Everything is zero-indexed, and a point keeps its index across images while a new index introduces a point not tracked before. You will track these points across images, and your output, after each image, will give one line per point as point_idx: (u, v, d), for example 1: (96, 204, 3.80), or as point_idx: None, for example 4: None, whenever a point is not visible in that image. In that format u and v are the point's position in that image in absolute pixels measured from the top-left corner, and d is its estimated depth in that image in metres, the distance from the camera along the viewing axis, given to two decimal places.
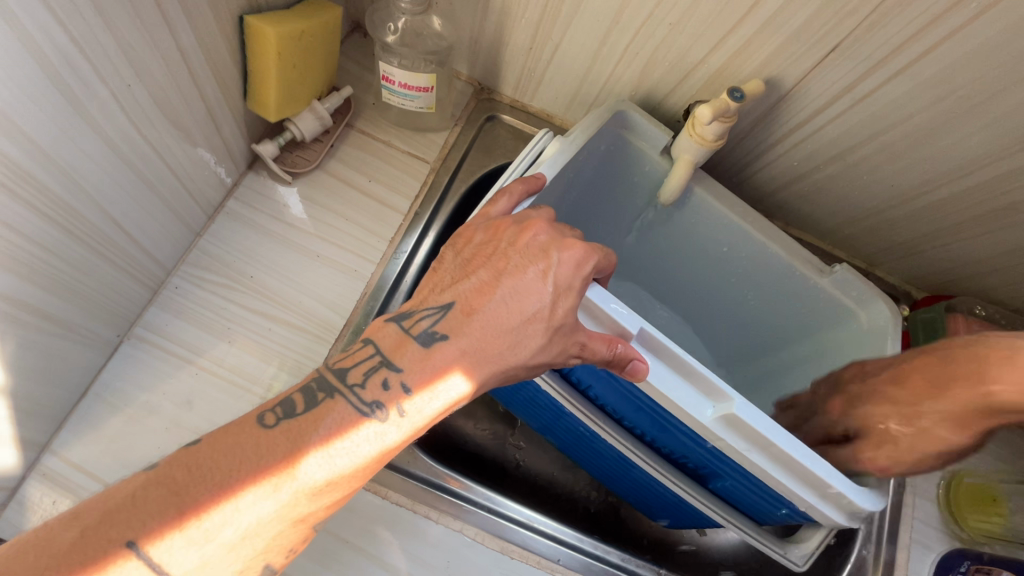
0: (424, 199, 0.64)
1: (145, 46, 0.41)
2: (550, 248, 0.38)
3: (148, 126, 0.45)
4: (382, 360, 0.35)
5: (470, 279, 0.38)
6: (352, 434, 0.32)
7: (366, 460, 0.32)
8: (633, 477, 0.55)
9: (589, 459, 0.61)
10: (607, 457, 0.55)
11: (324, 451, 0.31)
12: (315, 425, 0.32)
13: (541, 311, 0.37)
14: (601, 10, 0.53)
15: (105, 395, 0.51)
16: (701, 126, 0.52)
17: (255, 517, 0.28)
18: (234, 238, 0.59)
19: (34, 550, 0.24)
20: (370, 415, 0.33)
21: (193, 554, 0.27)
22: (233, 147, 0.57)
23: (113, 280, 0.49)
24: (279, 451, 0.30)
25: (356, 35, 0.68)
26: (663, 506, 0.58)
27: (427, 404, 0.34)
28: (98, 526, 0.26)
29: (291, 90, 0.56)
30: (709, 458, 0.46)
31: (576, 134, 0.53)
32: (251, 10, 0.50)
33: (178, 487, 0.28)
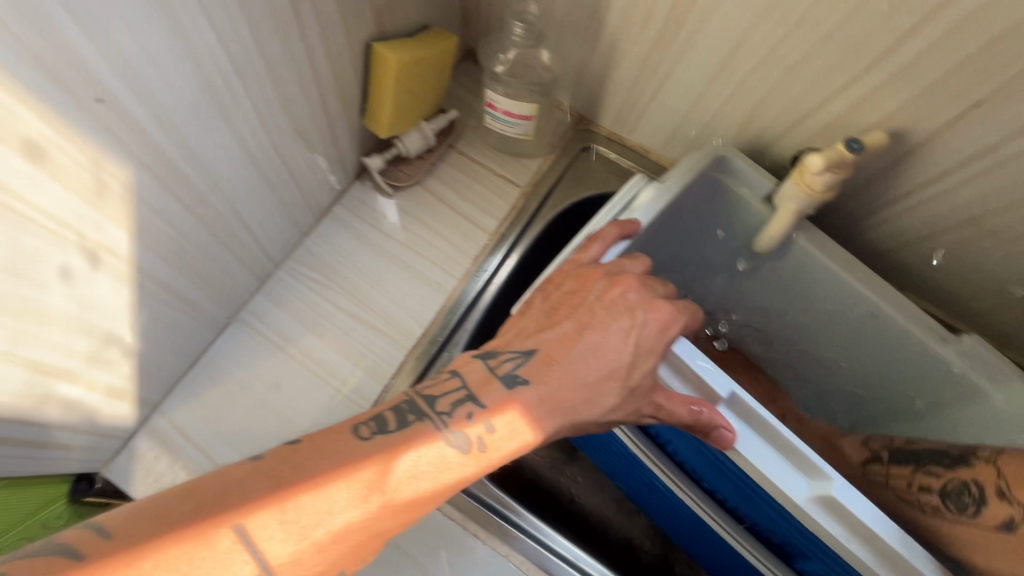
0: (511, 221, 0.66)
1: (287, 66, 0.46)
2: (637, 309, 0.40)
3: (279, 136, 0.50)
4: (467, 394, 0.37)
5: (553, 329, 0.39)
6: (436, 456, 0.34)
7: (444, 485, 0.33)
8: (706, 539, 0.53)
9: (658, 510, 0.59)
10: (682, 517, 0.53)
11: (409, 467, 0.33)
12: (404, 445, 0.33)
13: (620, 368, 0.38)
14: (712, 50, 0.52)
15: (208, 369, 0.57)
16: (809, 176, 0.49)
17: (344, 519, 0.30)
18: (335, 240, 0.64)
19: (154, 516, 0.27)
20: (453, 445, 0.34)
21: (285, 545, 0.29)
22: (346, 158, 0.63)
23: (231, 268, 0.55)
24: (372, 462, 0.32)
25: (467, 62, 0.72)
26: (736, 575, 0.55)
27: (507, 441, 0.35)
28: (208, 502, 0.28)
29: (404, 112, 0.60)
30: (797, 536, 0.43)
31: (673, 181, 0.52)
32: (379, 38, 0.55)
33: (281, 480, 0.30)
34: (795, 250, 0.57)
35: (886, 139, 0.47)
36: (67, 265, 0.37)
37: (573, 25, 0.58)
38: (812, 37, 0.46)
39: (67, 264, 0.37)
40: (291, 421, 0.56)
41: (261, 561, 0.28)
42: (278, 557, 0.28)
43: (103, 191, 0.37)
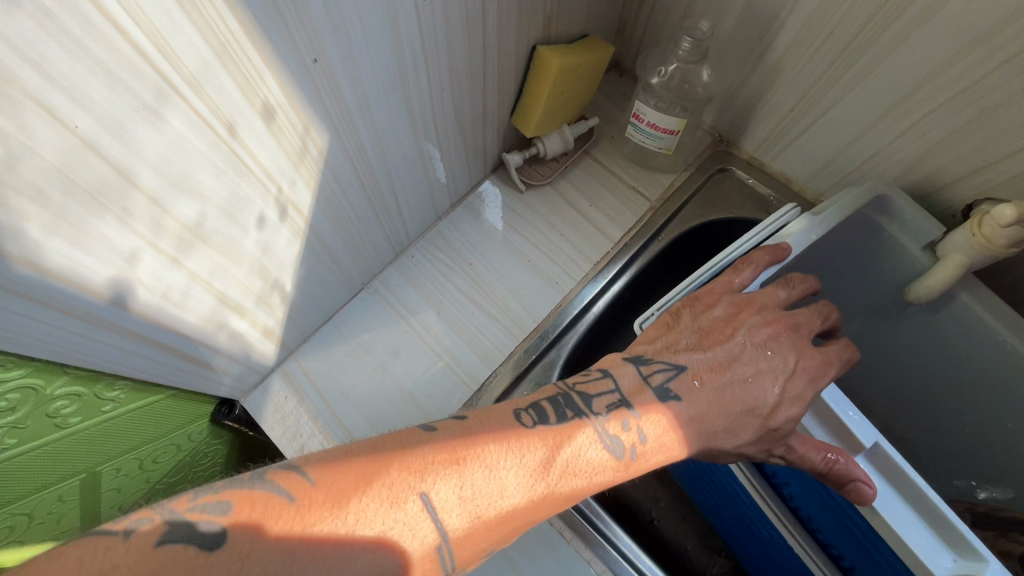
0: (636, 232, 0.66)
1: (463, 60, 0.50)
2: (789, 354, 0.44)
3: (441, 122, 0.54)
4: (621, 399, 0.41)
5: (705, 352, 0.44)
6: (590, 458, 0.38)
7: (594, 482, 0.37)
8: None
9: (753, 556, 0.56)
10: (784, 566, 0.51)
11: (569, 460, 0.36)
12: (567, 438, 0.37)
13: (761, 408, 0.41)
14: (890, 83, 0.49)
15: (339, 326, 0.63)
16: (988, 226, 0.45)
17: (511, 500, 0.33)
18: (465, 227, 0.67)
19: (361, 469, 0.30)
20: (607, 446, 0.38)
21: (461, 518, 0.31)
22: (488, 152, 0.66)
23: (376, 238, 0.59)
24: (541, 449, 0.36)
25: (612, 73, 0.74)
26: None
27: (651, 455, 0.39)
28: (403, 462, 0.31)
29: (551, 114, 0.62)
30: None
31: (828, 214, 0.50)
32: (544, 43, 0.58)
33: (463, 454, 0.33)
34: (956, 305, 0.53)
35: None
36: (263, 215, 0.43)
37: (737, 45, 0.58)
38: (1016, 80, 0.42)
39: (263, 213, 0.43)
40: (405, 387, 0.59)
41: (441, 531, 0.30)
42: (455, 530, 0.31)
43: (303, 154, 0.42)
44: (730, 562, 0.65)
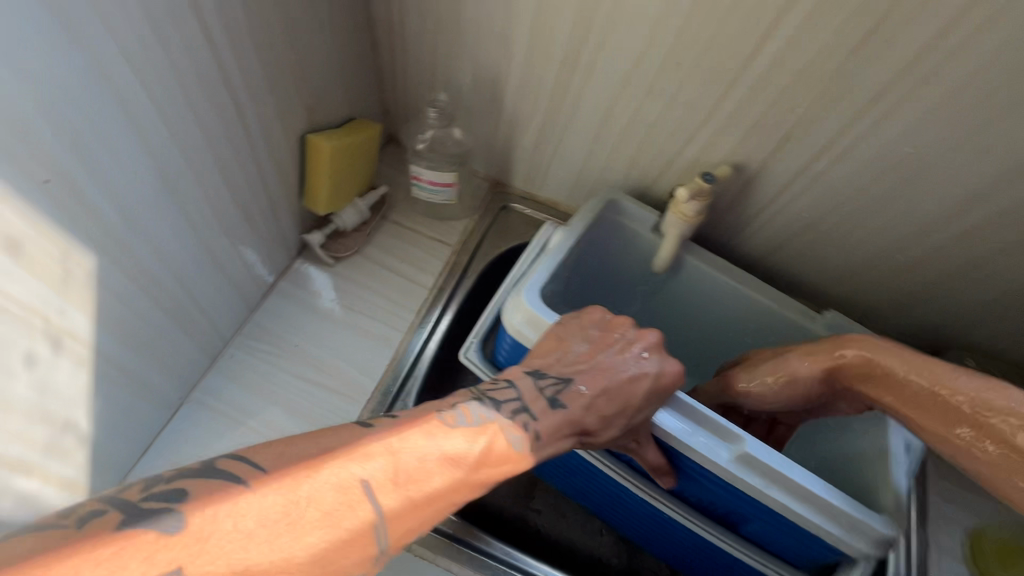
0: (447, 275, 0.73)
1: (231, 159, 0.53)
2: (639, 340, 0.48)
3: (226, 218, 0.55)
4: (524, 402, 0.44)
5: (574, 360, 0.47)
6: (506, 446, 0.42)
7: (506, 466, 0.42)
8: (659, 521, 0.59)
9: (613, 511, 0.64)
10: (640, 513, 0.59)
11: (490, 446, 0.41)
12: (485, 432, 0.41)
13: (630, 403, 0.45)
14: (590, 118, 0.65)
15: (163, 451, 0.57)
16: (678, 207, 0.62)
17: (435, 484, 0.37)
18: (283, 312, 0.68)
19: (305, 463, 0.33)
20: (520, 431, 0.43)
21: (394, 500, 0.35)
22: (288, 237, 0.68)
23: (184, 346, 0.57)
24: (462, 440, 0.40)
25: (391, 145, 0.82)
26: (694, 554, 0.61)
27: (557, 437, 0.45)
28: (341, 457, 0.34)
29: (338, 190, 0.67)
30: (734, 500, 0.50)
31: (577, 224, 0.63)
32: (312, 130, 0.63)
33: (395, 448, 0.36)
34: (688, 267, 0.69)
35: (731, 172, 0.60)
36: (33, 352, 0.39)
37: (478, 107, 0.70)
38: (659, 104, 0.59)
39: (31, 351, 0.39)
40: None
41: (377, 511, 0.34)
42: (389, 509, 0.34)
43: (68, 279, 0.40)
44: (613, 537, 0.72)
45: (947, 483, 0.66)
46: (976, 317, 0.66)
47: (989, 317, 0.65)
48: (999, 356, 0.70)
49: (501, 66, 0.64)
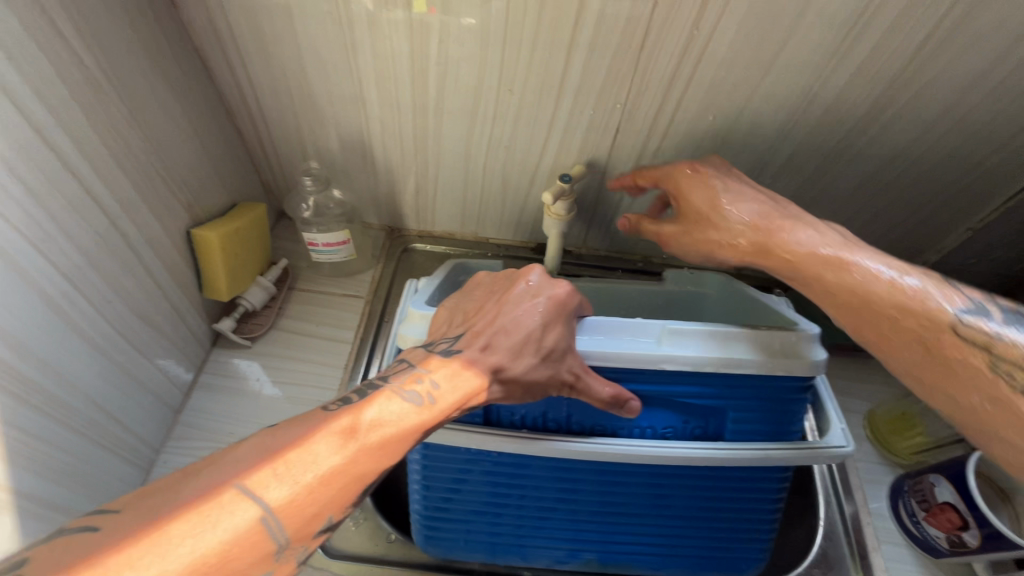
0: (366, 326, 0.76)
1: (119, 270, 0.54)
2: (523, 278, 0.50)
3: (127, 328, 0.56)
4: (412, 370, 0.44)
5: (469, 322, 0.48)
6: (396, 412, 0.40)
7: (403, 431, 0.39)
8: (649, 494, 0.55)
9: (609, 523, 0.58)
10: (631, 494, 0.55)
11: (378, 414, 0.39)
12: (369, 406, 0.40)
13: (530, 332, 0.46)
14: (455, 153, 0.71)
15: None
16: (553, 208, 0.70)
17: (319, 466, 0.35)
18: (210, 405, 0.68)
19: (171, 490, 0.34)
20: (407, 397, 0.41)
21: (270, 493, 0.34)
22: (197, 331, 0.69)
23: (111, 466, 0.56)
24: (341, 419, 0.38)
25: (281, 220, 0.85)
26: (706, 515, 0.57)
27: (451, 392, 0.42)
28: (208, 474, 0.34)
29: (238, 274, 0.69)
30: (702, 391, 0.52)
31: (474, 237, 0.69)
32: (196, 225, 0.65)
33: (266, 449, 0.36)
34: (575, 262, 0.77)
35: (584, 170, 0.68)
36: None
37: (353, 166, 0.75)
38: (508, 127, 0.67)
39: None
40: None
41: (251, 509, 0.33)
42: (263, 505, 0.33)
43: None
44: None
45: (838, 379, 0.76)
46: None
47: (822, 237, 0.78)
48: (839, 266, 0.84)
49: (363, 126, 0.69)
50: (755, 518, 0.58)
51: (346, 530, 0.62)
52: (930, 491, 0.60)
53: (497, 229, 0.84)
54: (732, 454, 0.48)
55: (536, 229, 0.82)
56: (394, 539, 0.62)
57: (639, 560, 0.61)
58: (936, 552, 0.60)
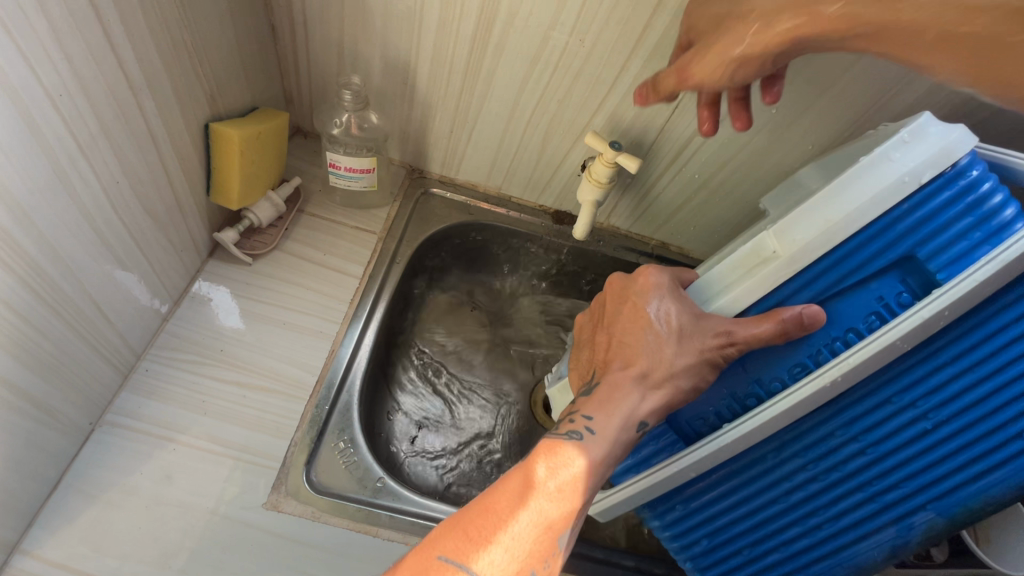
0: (376, 263, 0.72)
1: (131, 149, 0.48)
2: (616, 292, 0.52)
3: (129, 215, 0.50)
4: (564, 415, 0.47)
5: (598, 352, 0.51)
6: (570, 455, 0.41)
7: (581, 470, 0.41)
8: (915, 406, 0.45)
9: (914, 471, 0.46)
10: (883, 409, 0.46)
11: (554, 460, 0.41)
12: (540, 452, 0.41)
13: (652, 336, 0.47)
14: (503, 97, 0.67)
15: (78, 485, 0.51)
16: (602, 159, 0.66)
17: (520, 519, 0.36)
18: (201, 317, 0.63)
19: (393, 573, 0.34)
20: (572, 440, 0.43)
21: (485, 557, 0.34)
22: (196, 236, 0.63)
23: (90, 363, 0.51)
24: (523, 470, 0.40)
25: (297, 137, 0.79)
26: (1010, 397, 0.42)
27: (606, 424, 0.45)
28: (420, 549, 0.35)
29: (251, 182, 0.64)
30: (864, 259, 0.45)
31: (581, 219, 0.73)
32: (216, 119, 0.59)
33: (463, 513, 0.37)
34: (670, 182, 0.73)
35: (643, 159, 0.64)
36: None
37: (390, 91, 0.70)
38: (567, 79, 0.63)
39: None
40: (194, 507, 0.52)
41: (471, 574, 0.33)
42: (482, 568, 0.34)
43: None
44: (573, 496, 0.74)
45: None
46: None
47: None
48: None
49: (413, 49, 0.64)
50: None
51: (333, 467, 0.58)
52: None
53: (523, 189, 0.81)
54: (947, 298, 0.40)
55: (565, 194, 0.80)
56: (381, 486, 0.58)
57: (1005, 497, 0.44)
58: None
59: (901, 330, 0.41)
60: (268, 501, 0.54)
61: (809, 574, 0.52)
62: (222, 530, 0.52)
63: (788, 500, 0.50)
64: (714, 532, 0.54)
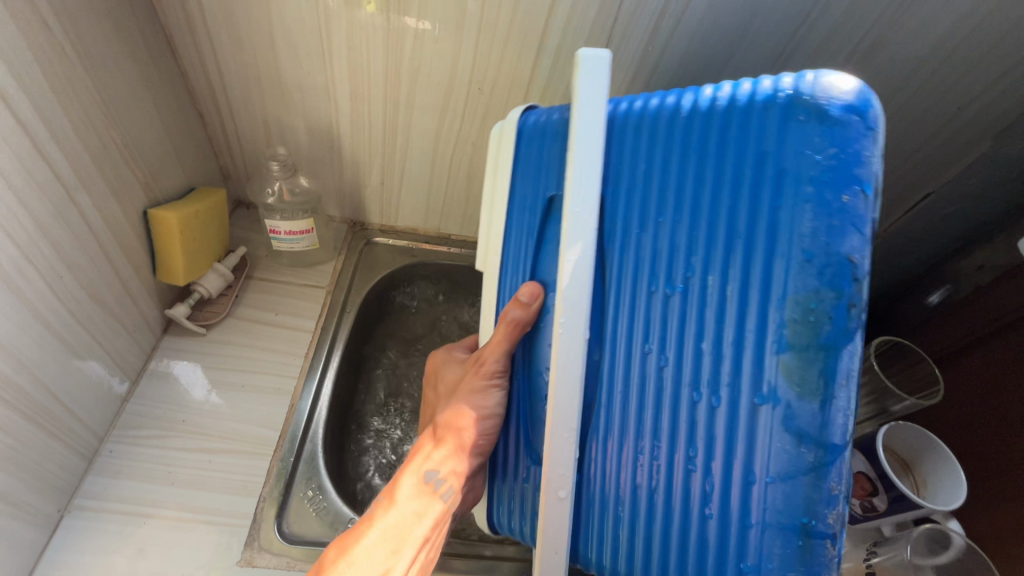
0: (327, 315, 0.76)
1: (71, 245, 0.52)
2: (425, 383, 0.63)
3: (76, 305, 0.54)
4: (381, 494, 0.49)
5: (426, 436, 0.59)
6: (366, 532, 0.44)
7: (378, 543, 0.44)
8: (661, 289, 0.41)
9: (697, 329, 0.39)
10: (634, 316, 0.42)
11: (348, 545, 0.43)
12: (340, 541, 0.44)
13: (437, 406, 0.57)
14: (423, 147, 0.73)
15: (50, 573, 0.52)
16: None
17: None
18: (160, 392, 0.65)
19: None
20: (373, 514, 0.46)
21: None
22: (148, 316, 0.66)
23: (53, 451, 0.53)
24: (320, 564, 0.43)
25: (239, 209, 0.84)
26: (732, 194, 0.38)
27: (409, 487, 0.47)
28: None
29: (196, 258, 0.67)
30: (533, 209, 0.49)
31: None
32: (153, 205, 0.63)
33: None
34: None
35: None
36: None
37: (319, 155, 0.75)
38: (476, 123, 0.69)
39: None
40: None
41: None
42: None
43: None
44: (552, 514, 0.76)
45: None
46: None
47: None
48: None
49: (333, 116, 0.70)
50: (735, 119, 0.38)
51: (306, 517, 0.60)
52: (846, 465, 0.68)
53: (459, 225, 0.86)
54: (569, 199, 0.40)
55: None
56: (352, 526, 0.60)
57: (802, 281, 0.36)
58: (850, 519, 0.67)
59: (577, 229, 0.40)
60: (241, 558, 0.56)
61: (771, 516, 0.37)
62: None
63: (640, 458, 0.42)
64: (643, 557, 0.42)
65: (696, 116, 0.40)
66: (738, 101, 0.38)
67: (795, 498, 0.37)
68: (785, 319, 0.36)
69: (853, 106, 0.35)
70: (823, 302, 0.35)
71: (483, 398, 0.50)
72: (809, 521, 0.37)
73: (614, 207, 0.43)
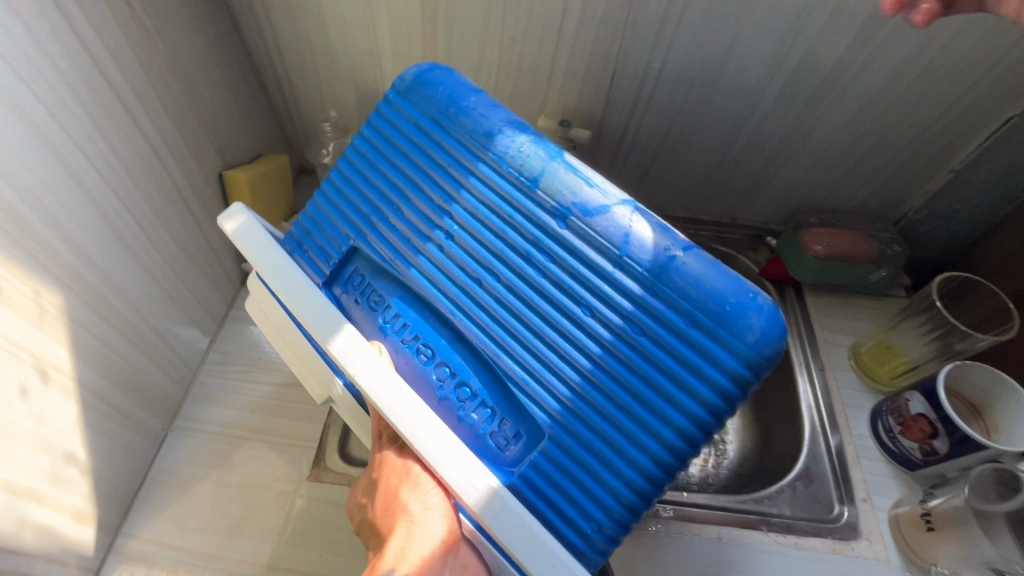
0: None
1: (162, 200, 0.60)
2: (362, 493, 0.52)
3: (168, 255, 0.62)
4: None
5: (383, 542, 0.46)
6: None
7: None
8: (439, 240, 0.48)
9: (480, 221, 0.47)
10: (431, 281, 0.48)
11: None
12: None
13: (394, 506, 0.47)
14: None
15: (159, 479, 0.62)
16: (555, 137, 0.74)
17: None
18: (241, 335, 0.74)
19: None
20: None
21: None
22: (228, 269, 0.75)
23: (156, 378, 0.62)
24: None
25: (302, 175, 0.91)
26: (425, 142, 0.51)
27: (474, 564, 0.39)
28: None
29: (265, 216, 0.75)
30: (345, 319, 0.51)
31: None
32: (227, 168, 0.71)
33: None
34: (632, 143, 0.78)
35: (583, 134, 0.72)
36: (24, 384, 0.45)
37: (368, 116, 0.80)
38: (511, 73, 0.71)
39: (23, 383, 0.45)
40: (253, 486, 0.62)
41: None
42: None
43: (44, 314, 0.47)
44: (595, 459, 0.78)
45: (827, 318, 0.81)
46: (818, 189, 0.80)
47: (812, 185, 0.80)
48: (841, 211, 0.83)
49: (378, 78, 0.75)
50: (370, 134, 0.54)
51: (365, 443, 0.66)
52: (904, 407, 0.65)
53: None
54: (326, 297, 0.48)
55: None
56: None
57: (506, 141, 0.47)
58: (911, 465, 0.64)
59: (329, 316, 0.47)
60: (311, 474, 0.63)
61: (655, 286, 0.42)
62: (277, 502, 0.61)
63: (546, 360, 0.44)
64: (651, 430, 0.41)
65: (364, 129, 0.54)
66: (387, 97, 0.54)
67: (643, 248, 0.42)
68: (516, 172, 0.46)
69: (402, 78, 0.53)
70: (520, 139, 0.47)
71: (417, 499, 0.46)
72: (667, 256, 0.42)
73: (384, 223, 0.51)
